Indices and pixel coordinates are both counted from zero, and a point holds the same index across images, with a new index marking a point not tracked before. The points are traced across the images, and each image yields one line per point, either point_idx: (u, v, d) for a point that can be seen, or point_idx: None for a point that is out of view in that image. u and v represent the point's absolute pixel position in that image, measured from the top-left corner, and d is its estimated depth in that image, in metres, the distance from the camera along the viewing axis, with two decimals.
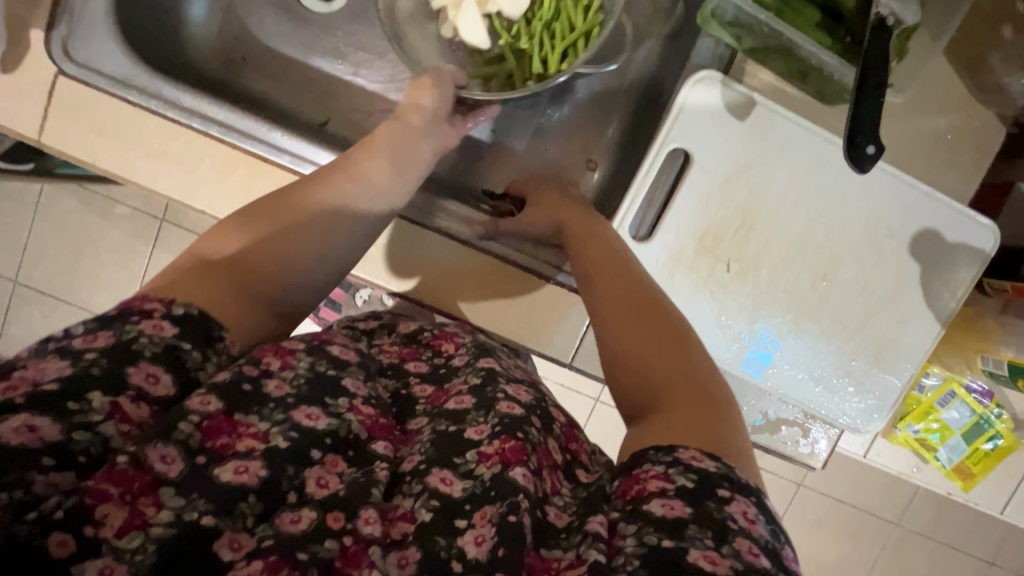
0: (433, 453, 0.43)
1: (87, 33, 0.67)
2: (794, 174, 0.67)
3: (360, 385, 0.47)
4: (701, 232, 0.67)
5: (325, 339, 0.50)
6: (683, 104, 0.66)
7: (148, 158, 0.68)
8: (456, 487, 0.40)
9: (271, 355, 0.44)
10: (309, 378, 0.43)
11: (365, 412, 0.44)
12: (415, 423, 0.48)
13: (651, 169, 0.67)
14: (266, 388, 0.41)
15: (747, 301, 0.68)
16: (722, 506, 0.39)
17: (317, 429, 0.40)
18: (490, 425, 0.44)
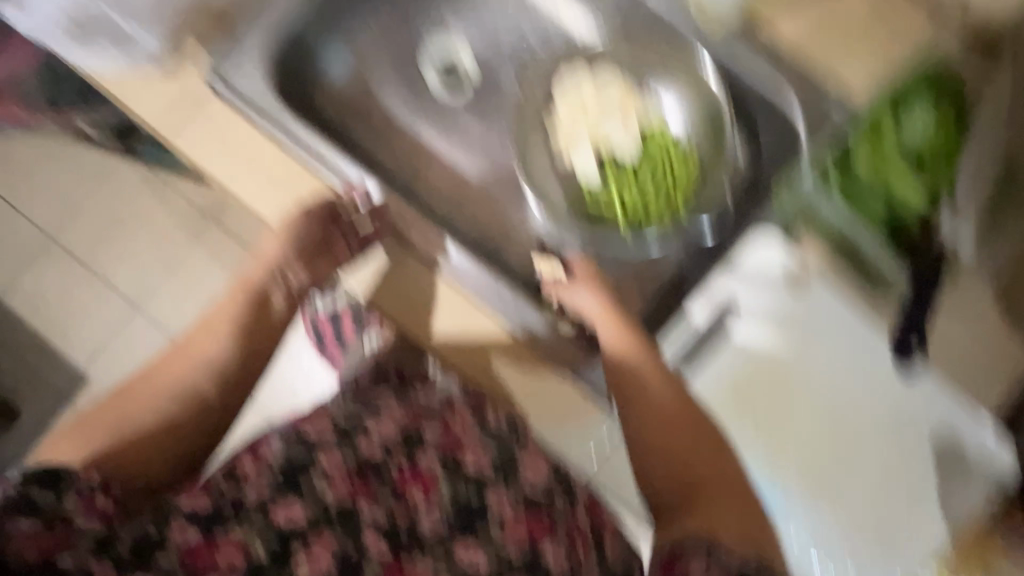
0: (453, 521, 0.67)
1: (241, 59, 0.76)
2: (830, 351, 0.71)
3: (331, 475, 0.67)
4: (735, 378, 0.72)
5: (258, 452, 0.68)
6: (740, 263, 0.71)
7: (259, 181, 0.75)
8: (468, 552, 0.65)
9: (248, 493, 0.64)
10: (300, 522, 0.63)
11: (342, 486, 0.66)
12: (421, 468, 0.69)
13: (699, 310, 0.71)
14: (269, 515, 0.63)
15: (763, 454, 0.71)
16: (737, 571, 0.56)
17: (319, 567, 0.61)
18: (452, 532, 0.66)
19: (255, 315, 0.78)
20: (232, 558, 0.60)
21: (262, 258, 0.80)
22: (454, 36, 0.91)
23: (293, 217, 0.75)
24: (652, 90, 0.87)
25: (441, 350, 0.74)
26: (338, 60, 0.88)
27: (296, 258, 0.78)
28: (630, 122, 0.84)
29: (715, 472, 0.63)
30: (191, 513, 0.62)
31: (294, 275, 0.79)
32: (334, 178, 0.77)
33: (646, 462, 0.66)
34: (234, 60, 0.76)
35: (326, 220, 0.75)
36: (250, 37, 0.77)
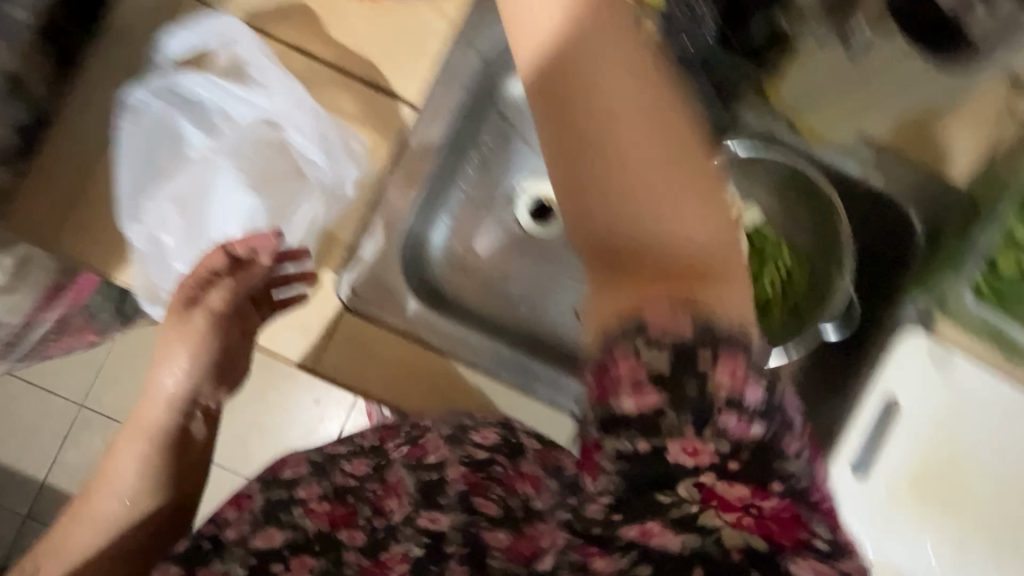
0: (417, 503, 0.65)
1: (371, 275, 0.74)
2: (991, 426, 0.76)
3: (318, 484, 0.70)
4: (912, 469, 0.76)
5: (280, 469, 0.73)
6: (895, 363, 0.76)
7: (410, 383, 0.76)
8: (357, 537, 0.64)
9: (236, 506, 0.69)
10: (262, 509, 0.68)
11: (320, 512, 0.67)
12: (395, 475, 0.69)
13: (866, 415, 0.75)
14: (226, 536, 0.66)
15: (957, 537, 0.75)
16: (722, 409, 0.36)
17: (275, 543, 0.65)
18: (461, 467, 0.67)
19: (175, 447, 0.75)
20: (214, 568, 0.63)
21: (153, 388, 0.75)
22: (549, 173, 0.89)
23: (185, 316, 0.72)
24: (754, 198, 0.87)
25: (367, 372, 0.76)
26: (440, 229, 0.85)
27: (206, 380, 0.76)
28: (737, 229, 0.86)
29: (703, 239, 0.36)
30: (186, 553, 0.65)
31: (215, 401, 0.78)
32: (483, 366, 0.77)
33: (588, 258, 0.37)
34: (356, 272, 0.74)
35: (244, 313, 0.74)
36: (367, 244, 0.74)
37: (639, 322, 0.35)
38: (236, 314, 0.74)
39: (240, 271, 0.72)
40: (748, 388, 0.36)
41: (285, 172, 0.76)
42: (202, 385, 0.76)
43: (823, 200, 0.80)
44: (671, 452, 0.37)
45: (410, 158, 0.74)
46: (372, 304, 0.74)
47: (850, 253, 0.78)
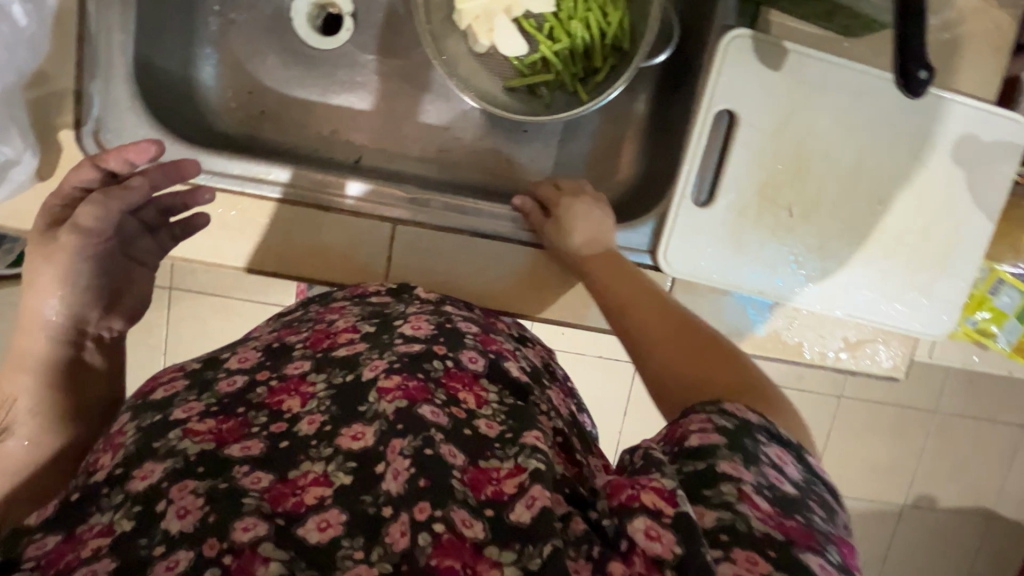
0: (335, 411, 0.49)
1: (116, 121, 0.64)
2: (837, 112, 0.69)
3: (200, 401, 0.51)
4: (759, 187, 0.70)
5: (154, 388, 0.55)
6: (721, 68, 0.67)
7: (240, 240, 0.71)
8: (255, 447, 0.47)
9: (104, 451, 0.49)
10: (136, 438, 0.47)
11: (206, 430, 0.48)
12: (296, 368, 0.54)
13: (700, 135, 0.68)
14: (94, 479, 0.46)
15: (814, 240, 0.72)
16: (757, 440, 0.41)
17: (155, 481, 0.44)
18: (385, 361, 0.53)
19: (73, 380, 0.64)
20: (92, 524, 0.42)
21: (31, 319, 0.63)
22: None
23: (51, 238, 0.61)
24: None
25: (232, 245, 0.71)
26: (210, 66, 0.76)
27: (93, 304, 0.66)
28: None
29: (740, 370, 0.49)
30: (53, 518, 0.43)
31: (111, 329, 0.69)
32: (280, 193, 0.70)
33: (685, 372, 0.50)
34: (98, 122, 0.64)
35: (125, 236, 0.66)
36: (94, 85, 0.63)
37: (756, 411, 0.43)
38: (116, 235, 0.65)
39: (113, 190, 0.60)
40: (785, 478, 0.39)
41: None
42: (88, 312, 0.65)
43: None
44: (760, 468, 0.39)
45: None
46: None
47: None
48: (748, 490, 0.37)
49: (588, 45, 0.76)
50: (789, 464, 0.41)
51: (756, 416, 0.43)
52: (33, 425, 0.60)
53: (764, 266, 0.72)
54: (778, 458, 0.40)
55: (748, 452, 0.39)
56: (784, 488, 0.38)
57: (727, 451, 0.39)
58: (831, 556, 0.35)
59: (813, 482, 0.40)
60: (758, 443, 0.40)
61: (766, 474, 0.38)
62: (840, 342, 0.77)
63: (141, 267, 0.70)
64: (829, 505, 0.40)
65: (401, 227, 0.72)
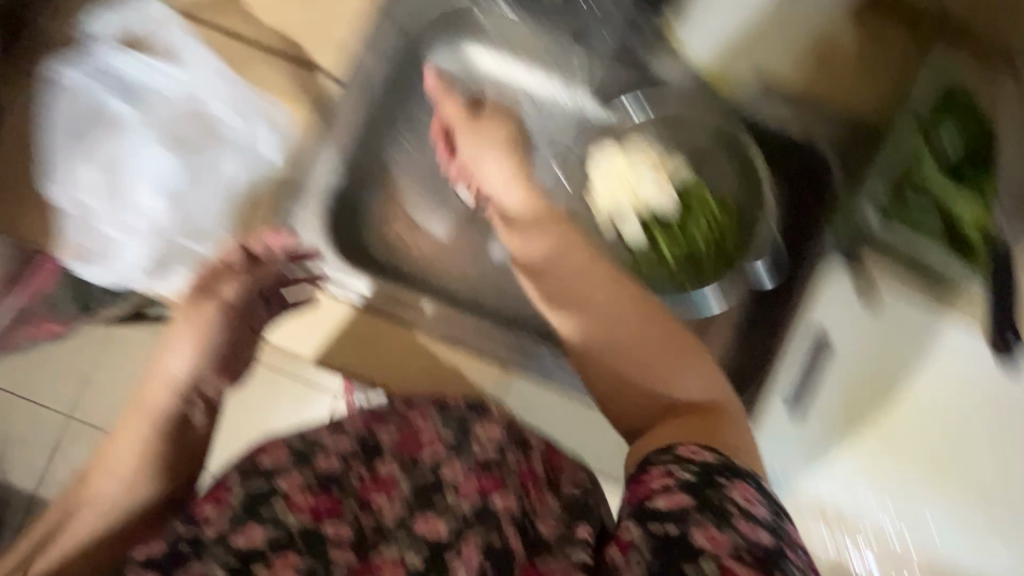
0: (411, 504, 0.61)
1: (295, 230, 0.76)
2: (922, 355, 0.75)
3: (299, 474, 0.62)
4: (845, 405, 0.76)
5: (262, 450, 0.63)
6: (818, 297, 0.76)
7: (364, 355, 0.79)
8: (345, 530, 0.59)
9: (211, 501, 0.59)
10: (242, 505, 0.59)
11: (305, 506, 0.60)
12: (386, 469, 0.63)
13: (793, 350, 0.76)
14: (207, 534, 0.57)
15: (893, 465, 0.76)
16: (723, 491, 0.50)
17: (258, 544, 0.56)
18: (461, 468, 0.62)
19: (173, 435, 0.68)
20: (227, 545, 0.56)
21: (157, 374, 0.71)
22: None
23: (199, 304, 0.73)
24: (675, 152, 0.84)
25: (347, 351, 0.78)
26: None
27: (208, 364, 0.72)
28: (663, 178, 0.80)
29: (697, 383, 0.61)
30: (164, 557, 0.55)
31: (214, 389, 0.73)
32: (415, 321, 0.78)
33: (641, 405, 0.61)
34: (280, 239, 0.75)
35: (249, 309, 0.75)
36: (293, 208, 0.76)
37: (718, 453, 0.53)
38: (244, 308, 0.74)
39: (257, 274, 0.74)
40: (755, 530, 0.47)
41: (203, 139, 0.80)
42: (205, 372, 0.72)
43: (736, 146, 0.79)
44: (711, 532, 0.47)
45: (334, 124, 0.77)
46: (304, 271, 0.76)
47: (768, 198, 0.77)
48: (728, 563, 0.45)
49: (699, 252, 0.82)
50: (750, 493, 0.50)
51: (718, 459, 0.53)
52: (130, 472, 0.65)
53: (841, 479, 0.76)
54: (748, 527, 0.47)
55: (715, 509, 0.48)
56: (757, 541, 0.47)
57: (707, 516, 0.47)
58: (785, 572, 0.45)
59: (781, 527, 0.49)
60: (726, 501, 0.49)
61: (743, 536, 0.47)
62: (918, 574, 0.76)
63: (250, 336, 0.76)
64: (793, 538, 0.49)
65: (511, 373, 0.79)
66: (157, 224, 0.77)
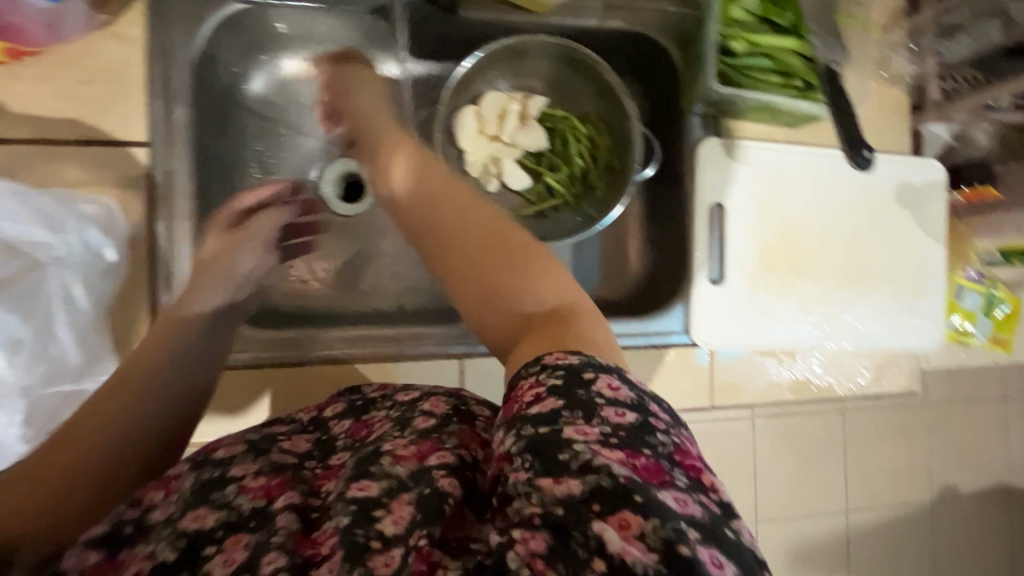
0: (351, 472, 0.43)
1: None
2: (802, 188, 0.83)
3: (252, 462, 0.47)
4: (761, 259, 0.82)
5: (214, 447, 0.50)
6: (705, 173, 0.81)
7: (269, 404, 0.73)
8: (278, 497, 0.43)
9: (154, 490, 0.46)
10: (193, 490, 0.44)
11: (257, 487, 0.44)
12: (337, 458, 0.49)
13: (702, 228, 0.81)
14: (145, 521, 0.43)
15: (817, 291, 0.84)
16: (588, 387, 0.40)
17: (207, 527, 0.41)
18: (407, 439, 0.46)
19: None
20: (96, 550, 0.41)
21: None
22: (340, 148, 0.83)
23: None
24: (531, 89, 0.89)
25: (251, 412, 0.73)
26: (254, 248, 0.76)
27: None
28: (529, 121, 0.87)
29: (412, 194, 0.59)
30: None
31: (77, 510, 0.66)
32: (359, 351, 0.74)
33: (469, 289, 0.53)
34: (172, 331, 0.66)
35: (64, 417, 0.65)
36: (164, 294, 0.65)
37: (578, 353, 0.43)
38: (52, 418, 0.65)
39: None
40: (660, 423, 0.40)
41: (22, 266, 0.59)
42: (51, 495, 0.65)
43: (581, 61, 0.83)
44: (596, 383, 0.40)
45: (161, 194, 0.66)
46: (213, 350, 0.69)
47: (624, 96, 0.82)
48: (598, 447, 0.36)
49: (584, 168, 0.88)
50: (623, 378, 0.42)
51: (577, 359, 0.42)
52: None
53: (784, 321, 0.83)
54: (612, 394, 0.40)
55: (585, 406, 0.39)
56: (624, 425, 0.38)
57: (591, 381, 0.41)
58: (655, 448, 0.38)
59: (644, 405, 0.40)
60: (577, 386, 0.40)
61: (607, 420, 0.38)
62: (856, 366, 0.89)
63: None
64: (661, 417, 0.41)
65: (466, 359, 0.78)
66: None
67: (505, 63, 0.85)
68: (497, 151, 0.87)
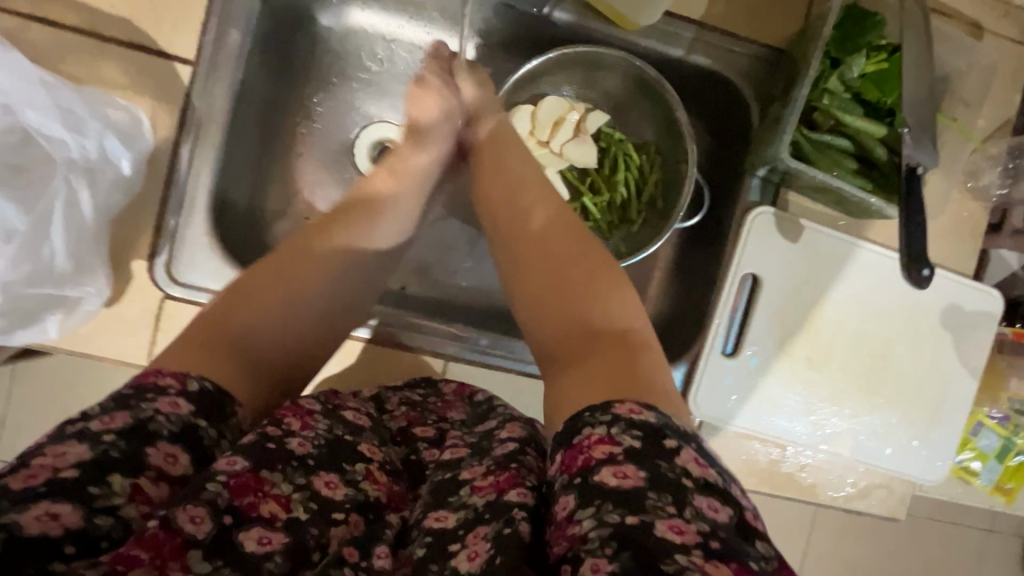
0: (430, 498, 0.44)
1: (190, 254, 0.66)
2: (845, 282, 0.78)
3: (373, 442, 0.48)
4: (782, 343, 0.78)
5: (337, 403, 0.50)
6: (749, 240, 0.76)
7: None
8: (339, 491, 0.42)
9: (291, 416, 0.45)
10: (328, 440, 0.45)
11: (379, 481, 0.45)
12: (423, 486, 0.48)
13: (729, 294, 0.76)
14: (289, 449, 0.42)
15: (828, 391, 0.79)
16: (674, 462, 0.41)
17: (336, 495, 0.42)
18: (483, 464, 0.45)
19: None
20: (188, 452, 0.39)
21: None
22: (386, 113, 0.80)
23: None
24: (596, 102, 0.85)
25: None
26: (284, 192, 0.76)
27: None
28: (584, 136, 0.83)
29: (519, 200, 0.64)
30: (66, 484, 0.34)
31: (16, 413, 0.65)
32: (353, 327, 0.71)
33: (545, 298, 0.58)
34: (171, 254, 0.65)
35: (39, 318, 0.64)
36: (177, 222, 0.66)
37: (653, 412, 0.44)
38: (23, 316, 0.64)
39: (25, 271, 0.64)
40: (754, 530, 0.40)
41: (35, 157, 0.59)
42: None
43: (654, 88, 0.78)
44: (681, 458, 0.41)
45: (196, 118, 0.66)
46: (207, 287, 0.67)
47: (689, 138, 0.77)
48: (700, 560, 0.36)
49: (627, 198, 0.84)
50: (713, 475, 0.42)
51: (657, 419, 0.43)
52: None
53: (785, 412, 0.79)
54: (701, 476, 0.41)
55: (675, 494, 0.39)
56: (721, 524, 0.38)
57: (687, 479, 0.40)
58: (760, 564, 0.37)
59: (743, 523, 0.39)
60: (668, 471, 0.40)
61: (702, 515, 0.38)
62: (851, 482, 0.83)
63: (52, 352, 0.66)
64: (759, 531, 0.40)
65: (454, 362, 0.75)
66: None
67: (576, 70, 0.80)
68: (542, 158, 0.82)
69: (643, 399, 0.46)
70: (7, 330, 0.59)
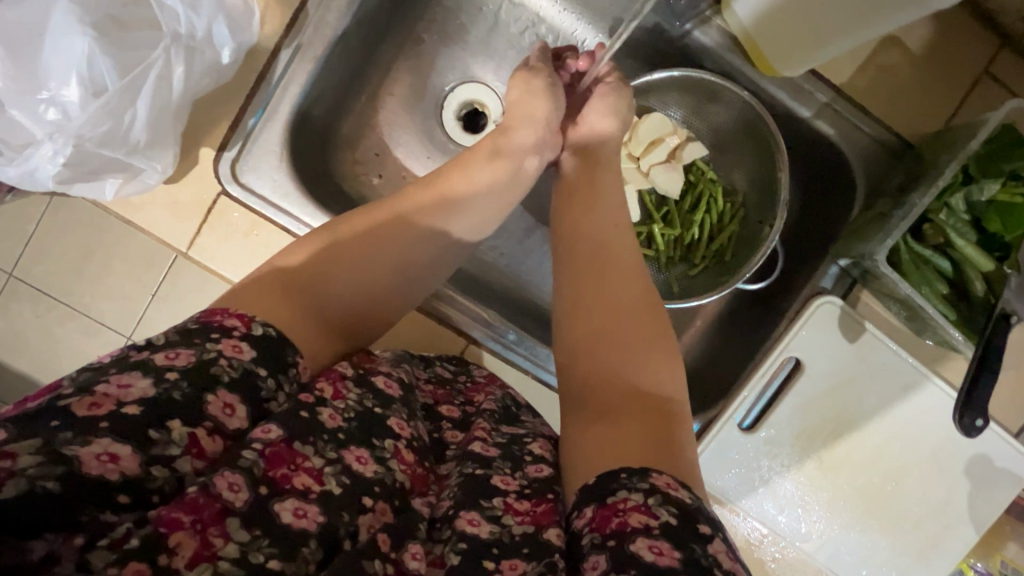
0: (460, 496, 0.41)
1: (258, 158, 0.64)
2: (884, 396, 0.75)
3: (406, 420, 0.46)
4: (797, 433, 0.75)
5: (370, 367, 0.48)
6: (806, 324, 0.72)
7: None
8: (369, 467, 0.40)
9: (324, 383, 0.43)
10: (359, 413, 0.42)
11: (410, 462, 0.43)
12: (445, 468, 0.46)
13: (767, 369, 0.73)
14: (322, 419, 0.40)
15: (826, 495, 0.77)
16: (707, 547, 0.37)
17: (367, 476, 0.39)
18: (517, 480, 0.43)
19: None
20: (244, 404, 0.39)
21: None
22: (487, 76, 0.78)
23: None
24: (696, 131, 0.80)
25: None
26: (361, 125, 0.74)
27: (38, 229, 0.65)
28: (675, 166, 0.78)
29: (600, 218, 0.61)
30: (130, 423, 0.34)
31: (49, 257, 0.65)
32: None
33: (591, 318, 0.54)
34: (240, 152, 0.64)
35: None
36: (256, 121, 0.64)
37: (692, 491, 0.40)
38: None
39: None
40: None
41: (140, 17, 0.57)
42: None
43: (764, 138, 0.73)
44: (713, 545, 0.37)
45: (306, 26, 0.63)
46: (260, 193, 0.65)
47: (784, 203, 0.72)
48: None
49: (694, 241, 0.80)
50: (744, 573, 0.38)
51: (692, 499, 0.40)
52: None
53: (776, 501, 0.76)
54: (732, 571, 0.37)
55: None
56: None
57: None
58: None
59: None
60: (703, 564, 0.36)
61: None
62: None
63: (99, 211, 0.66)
64: None
65: (477, 348, 0.74)
66: (65, 111, 0.55)
67: (690, 95, 0.76)
68: (627, 172, 0.79)
69: (663, 470, 0.42)
70: (66, 182, 0.59)
